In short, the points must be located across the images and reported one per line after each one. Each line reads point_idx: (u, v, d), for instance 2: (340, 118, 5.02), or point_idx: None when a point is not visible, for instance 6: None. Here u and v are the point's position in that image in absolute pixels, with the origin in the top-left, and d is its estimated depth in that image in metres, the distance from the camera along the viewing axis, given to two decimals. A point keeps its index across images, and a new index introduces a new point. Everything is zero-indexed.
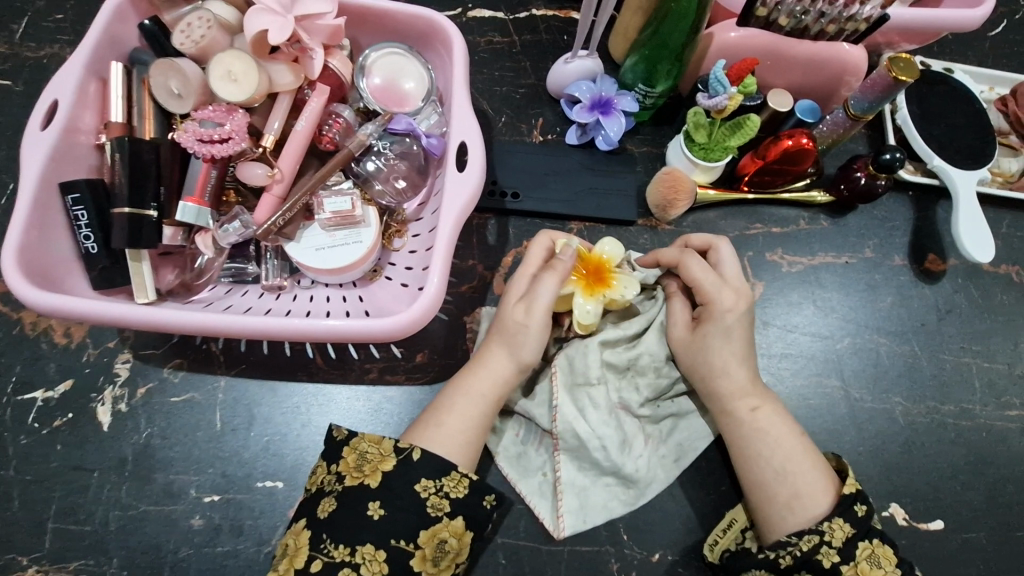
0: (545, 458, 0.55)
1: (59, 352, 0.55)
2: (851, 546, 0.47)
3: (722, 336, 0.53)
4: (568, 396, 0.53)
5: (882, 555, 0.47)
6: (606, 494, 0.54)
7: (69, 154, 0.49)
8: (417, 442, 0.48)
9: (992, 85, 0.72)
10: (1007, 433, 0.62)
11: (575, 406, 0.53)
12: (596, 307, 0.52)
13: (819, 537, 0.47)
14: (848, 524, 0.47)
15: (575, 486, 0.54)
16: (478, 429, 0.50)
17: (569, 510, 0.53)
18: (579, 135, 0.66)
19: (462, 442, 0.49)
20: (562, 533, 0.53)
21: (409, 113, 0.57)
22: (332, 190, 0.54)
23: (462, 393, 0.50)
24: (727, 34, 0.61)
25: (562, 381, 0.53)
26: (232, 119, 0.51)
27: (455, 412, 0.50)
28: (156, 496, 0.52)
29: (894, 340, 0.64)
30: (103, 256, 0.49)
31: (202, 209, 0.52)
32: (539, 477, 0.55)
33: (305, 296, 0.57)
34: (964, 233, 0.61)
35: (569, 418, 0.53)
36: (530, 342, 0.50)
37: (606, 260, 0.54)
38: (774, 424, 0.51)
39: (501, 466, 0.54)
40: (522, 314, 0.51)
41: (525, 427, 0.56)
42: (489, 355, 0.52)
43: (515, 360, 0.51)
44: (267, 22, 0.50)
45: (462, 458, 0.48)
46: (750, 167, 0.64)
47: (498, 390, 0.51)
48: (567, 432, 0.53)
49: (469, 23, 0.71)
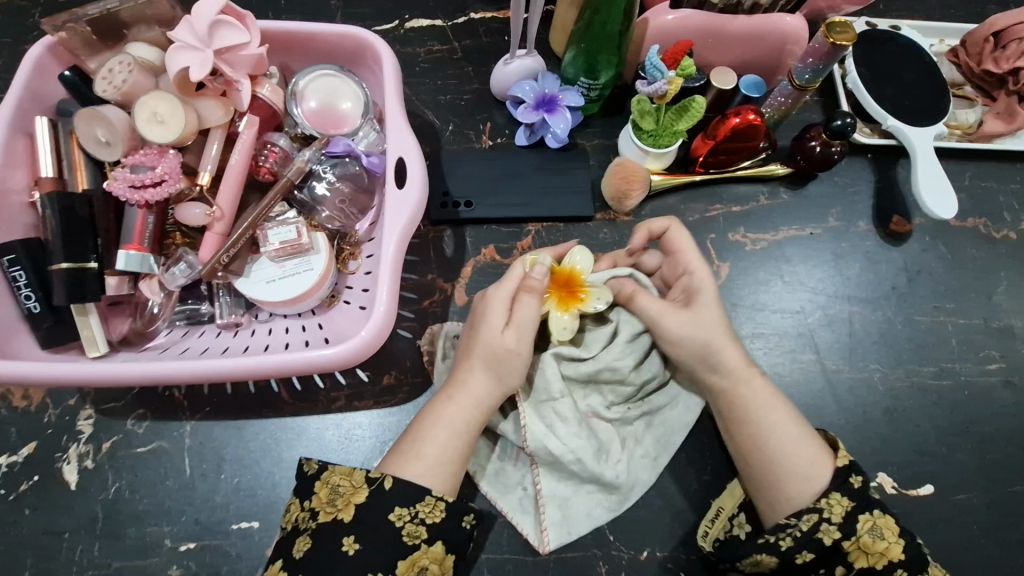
0: (524, 472, 0.55)
1: (19, 416, 0.54)
2: (852, 521, 0.47)
3: (713, 308, 0.52)
4: (535, 415, 0.52)
5: (884, 526, 0.47)
6: (589, 502, 0.54)
7: (2, 216, 0.49)
8: (393, 471, 0.47)
9: (943, 37, 0.71)
10: (989, 388, 0.61)
11: (543, 423, 0.52)
12: (571, 317, 0.52)
13: (818, 515, 0.47)
14: (846, 498, 0.47)
15: (556, 498, 0.53)
16: (460, 456, 0.48)
17: (552, 523, 0.53)
18: (528, 134, 0.65)
19: (440, 470, 0.47)
20: (548, 547, 0.53)
21: (347, 133, 0.56)
22: (275, 221, 0.54)
23: (442, 421, 0.49)
24: (663, 18, 0.60)
25: (526, 401, 0.52)
26: (164, 161, 0.51)
27: (439, 442, 0.48)
28: (130, 550, 0.51)
29: (867, 308, 0.63)
30: (47, 314, 0.48)
31: (145, 255, 0.51)
32: (520, 492, 0.54)
33: (264, 330, 0.56)
34: (925, 190, 0.60)
35: (539, 436, 0.51)
36: (521, 366, 0.49)
37: (577, 271, 0.53)
38: (773, 397, 0.51)
39: (482, 487, 0.54)
40: (512, 340, 0.49)
41: (500, 443, 0.56)
42: (470, 377, 0.50)
43: (503, 385, 0.49)
44: (188, 59, 0.49)
45: (445, 483, 0.47)
46: (703, 149, 0.63)
47: (482, 416, 0.49)
48: (539, 450, 0.52)
49: (407, 34, 0.69)
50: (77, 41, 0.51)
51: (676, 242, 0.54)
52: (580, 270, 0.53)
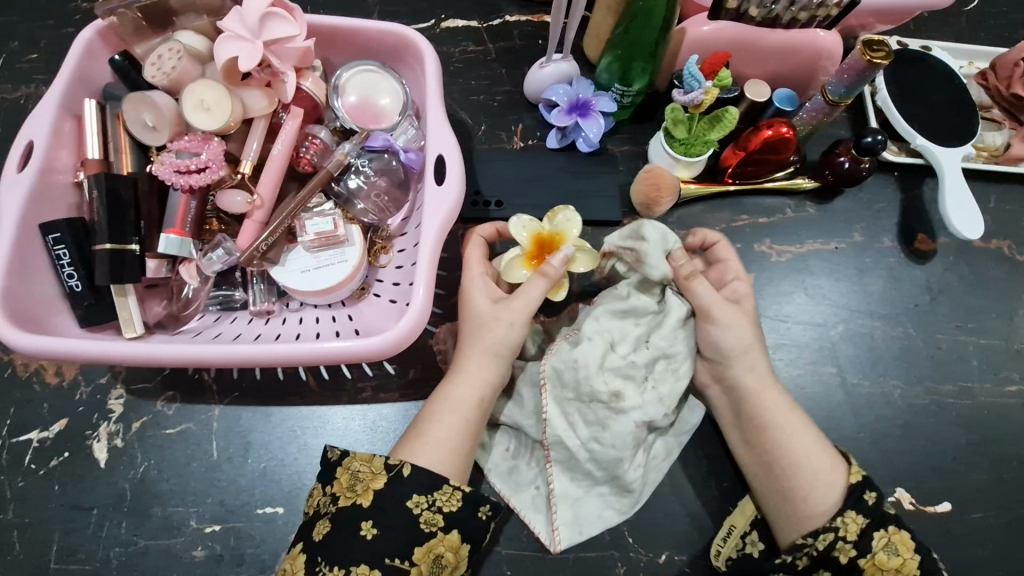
0: (537, 471, 0.55)
1: (52, 392, 0.55)
2: (867, 538, 0.47)
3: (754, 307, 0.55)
4: (559, 408, 0.53)
5: (899, 542, 0.47)
6: (601, 504, 0.54)
7: (48, 194, 0.50)
8: (406, 457, 0.48)
9: (973, 59, 0.71)
10: (1007, 409, 0.61)
11: (566, 419, 0.53)
12: (552, 217, 0.54)
13: (834, 534, 0.47)
14: (861, 515, 0.47)
15: (569, 497, 0.54)
16: (465, 438, 0.49)
17: (564, 522, 0.53)
18: (559, 138, 0.66)
19: (449, 452, 0.48)
20: (559, 547, 0.53)
21: (385, 128, 0.57)
22: (314, 212, 0.54)
23: (440, 402, 0.50)
24: (700, 28, 0.61)
25: (553, 394, 0.52)
26: (208, 147, 0.51)
27: (439, 423, 0.49)
28: (156, 530, 0.52)
29: (888, 324, 0.64)
30: (88, 293, 0.49)
31: (185, 240, 0.52)
32: (533, 490, 0.55)
33: (294, 319, 0.57)
34: (951, 209, 0.61)
35: (558, 431, 0.52)
36: (506, 334, 0.50)
37: (530, 249, 0.53)
38: (785, 406, 0.52)
39: (495, 483, 0.55)
40: (495, 308, 0.51)
41: (514, 440, 0.56)
42: (465, 360, 0.51)
43: (488, 354, 0.51)
44: (237, 48, 0.50)
45: (455, 470, 0.48)
46: (733, 160, 0.64)
47: (481, 397, 0.50)
48: (556, 444, 0.53)
49: (442, 34, 0.70)
50: (127, 27, 0.52)
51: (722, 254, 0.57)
52: (522, 250, 0.54)
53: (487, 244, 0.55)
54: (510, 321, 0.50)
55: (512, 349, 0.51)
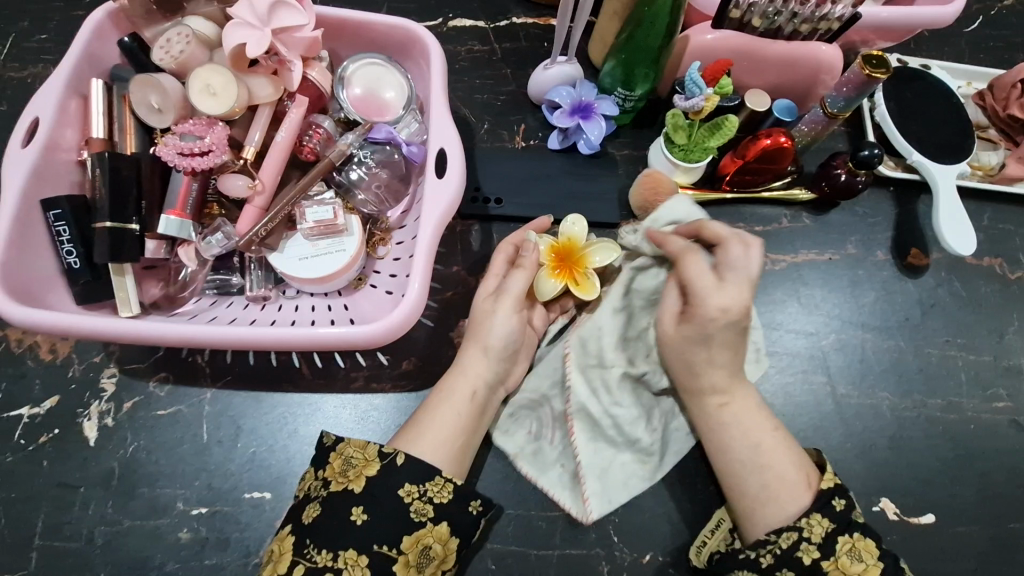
0: (562, 450, 0.55)
1: (45, 369, 0.55)
2: (830, 542, 0.46)
3: (698, 340, 0.50)
4: (582, 377, 0.55)
5: (862, 549, 0.46)
6: (626, 472, 0.55)
7: (51, 171, 0.50)
8: (401, 447, 0.48)
9: (970, 80, 0.73)
10: (994, 425, 0.62)
11: (588, 387, 0.55)
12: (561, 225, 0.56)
13: (799, 534, 0.47)
14: (827, 519, 0.47)
15: (595, 469, 0.54)
16: (459, 431, 0.50)
17: (594, 494, 0.53)
18: (561, 139, 0.66)
19: (444, 447, 0.49)
20: (591, 517, 0.53)
21: (389, 121, 0.57)
22: (314, 200, 0.55)
23: (440, 399, 0.51)
24: (704, 36, 0.62)
25: (576, 361, 0.55)
26: (212, 132, 0.52)
27: (434, 416, 0.50)
28: (142, 511, 0.52)
29: (879, 336, 0.64)
30: (85, 271, 0.49)
31: (185, 221, 0.52)
32: (558, 470, 0.55)
33: (290, 306, 0.57)
34: (945, 226, 0.61)
35: (581, 398, 0.54)
36: (496, 327, 0.52)
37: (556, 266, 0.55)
38: (742, 417, 0.51)
39: (521, 466, 0.54)
40: (489, 303, 0.53)
41: (535, 422, 0.56)
42: (464, 357, 0.53)
43: (485, 351, 0.52)
44: (245, 35, 0.51)
45: (444, 462, 0.48)
46: (730, 168, 0.64)
47: (475, 390, 0.52)
48: (580, 413, 0.54)
49: (449, 32, 0.71)
50: (138, 10, 0.53)
51: (732, 256, 0.50)
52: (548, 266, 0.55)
53: (517, 248, 0.56)
54: (505, 312, 0.52)
55: (507, 343, 0.52)
